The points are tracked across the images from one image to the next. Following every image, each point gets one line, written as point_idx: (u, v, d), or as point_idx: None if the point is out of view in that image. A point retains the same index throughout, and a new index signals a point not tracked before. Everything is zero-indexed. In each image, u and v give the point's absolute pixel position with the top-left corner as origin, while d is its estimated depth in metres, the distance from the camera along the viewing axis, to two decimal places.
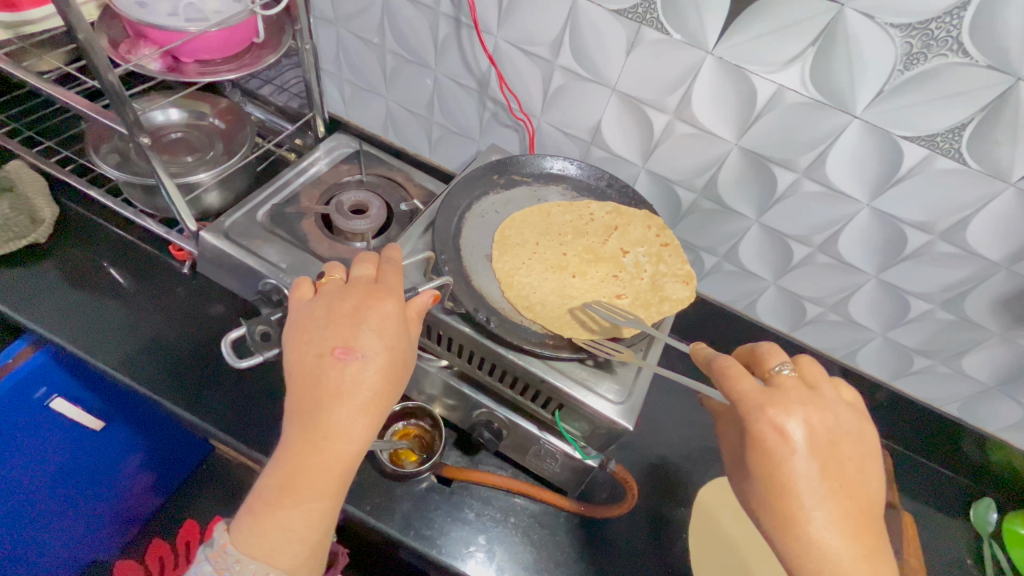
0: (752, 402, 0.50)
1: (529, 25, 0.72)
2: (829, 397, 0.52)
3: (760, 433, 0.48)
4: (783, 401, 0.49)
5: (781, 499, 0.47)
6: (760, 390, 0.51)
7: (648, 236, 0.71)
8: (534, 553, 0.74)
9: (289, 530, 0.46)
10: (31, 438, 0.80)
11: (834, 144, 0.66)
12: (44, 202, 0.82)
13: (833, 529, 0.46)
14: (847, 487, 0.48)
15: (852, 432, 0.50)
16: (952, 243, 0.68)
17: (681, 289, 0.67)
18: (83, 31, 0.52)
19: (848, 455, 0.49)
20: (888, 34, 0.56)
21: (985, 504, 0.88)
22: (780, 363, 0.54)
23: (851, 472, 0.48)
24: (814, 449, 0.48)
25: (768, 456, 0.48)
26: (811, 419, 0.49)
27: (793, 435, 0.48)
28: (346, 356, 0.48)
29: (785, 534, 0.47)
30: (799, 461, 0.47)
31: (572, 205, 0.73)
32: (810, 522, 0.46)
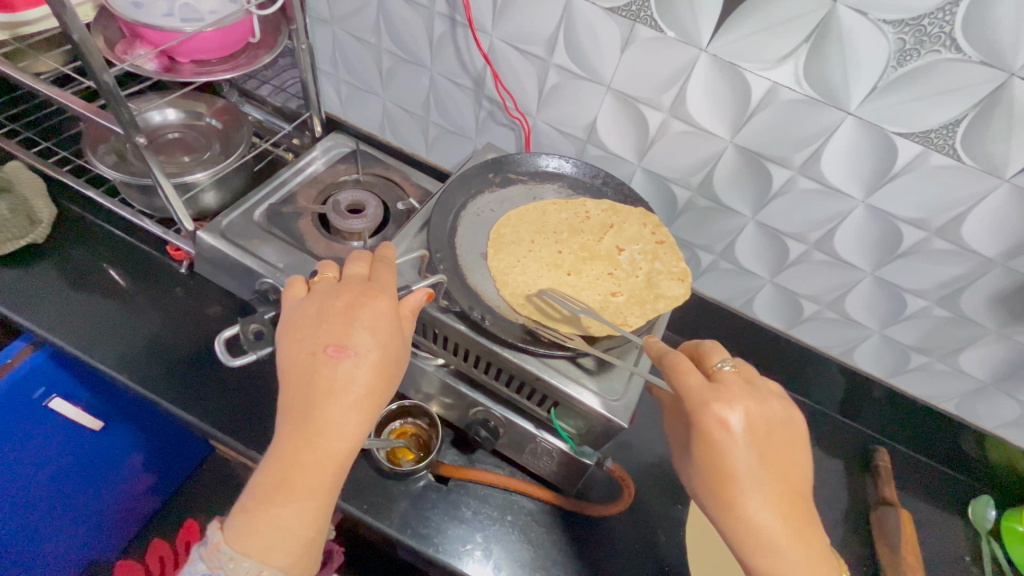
0: (697, 397, 0.51)
1: (523, 23, 0.72)
2: (762, 390, 0.54)
3: (705, 424, 0.50)
4: (726, 393, 0.51)
5: (723, 486, 0.49)
6: (705, 384, 0.52)
7: (643, 233, 0.71)
8: (531, 551, 0.74)
9: (283, 528, 0.46)
10: (30, 438, 0.81)
11: (828, 141, 0.66)
12: (42, 203, 0.83)
13: (770, 512, 0.48)
14: (783, 471, 0.50)
15: (787, 418, 0.53)
16: (948, 239, 0.68)
17: (675, 286, 0.68)
18: (77, 31, 0.53)
19: (785, 440, 0.51)
20: (880, 30, 0.56)
21: (984, 502, 0.88)
22: (721, 359, 0.56)
23: (787, 457, 0.51)
24: (753, 437, 0.50)
25: (712, 446, 0.50)
26: (750, 410, 0.51)
27: (734, 425, 0.50)
28: (339, 354, 0.48)
29: (726, 517, 0.49)
30: (739, 449, 0.49)
31: (567, 203, 0.73)
32: (749, 506, 0.48)
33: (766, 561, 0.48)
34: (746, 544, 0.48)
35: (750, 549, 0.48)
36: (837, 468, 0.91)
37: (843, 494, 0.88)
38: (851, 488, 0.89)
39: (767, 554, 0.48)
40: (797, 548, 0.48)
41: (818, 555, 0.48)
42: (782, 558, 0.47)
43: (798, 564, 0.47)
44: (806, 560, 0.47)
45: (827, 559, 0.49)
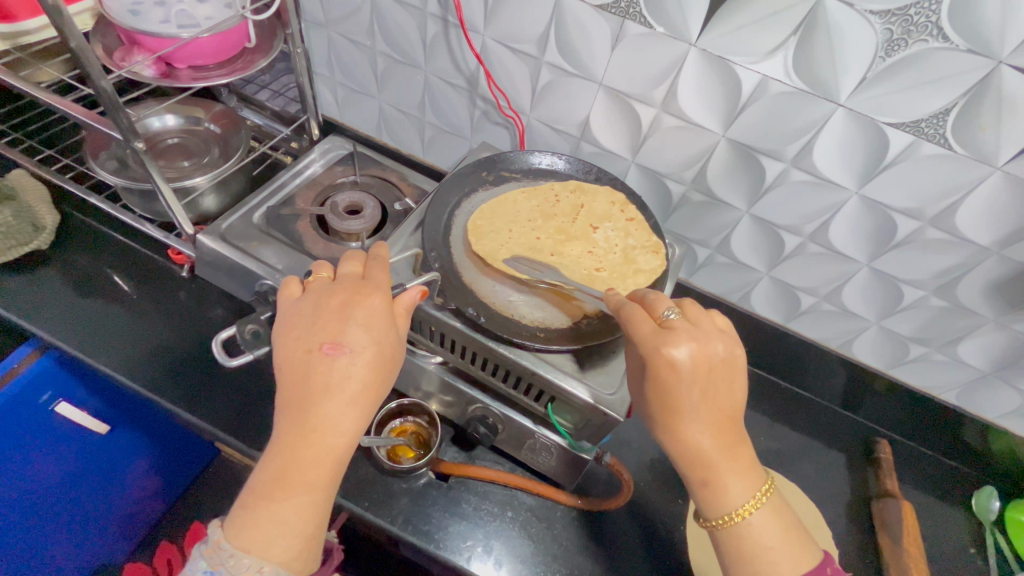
0: (648, 347, 0.52)
1: (514, 22, 0.73)
2: (708, 330, 0.54)
3: (654, 367, 0.51)
4: (673, 338, 0.51)
5: (669, 413, 0.51)
6: (656, 331, 0.53)
7: (611, 210, 0.73)
8: (531, 546, 0.74)
9: (282, 523, 0.46)
10: (39, 442, 0.82)
11: (820, 133, 0.66)
12: (45, 209, 0.84)
13: (706, 432, 0.50)
14: (720, 401, 0.51)
15: (730, 355, 0.53)
16: (942, 229, 0.68)
17: (649, 258, 0.69)
18: (75, 39, 0.54)
19: (726, 375, 0.52)
20: (867, 21, 0.57)
21: (987, 493, 0.88)
22: (670, 310, 0.55)
23: (725, 388, 0.52)
24: (696, 375, 0.50)
25: (661, 385, 0.51)
26: (696, 351, 0.51)
27: (680, 365, 0.50)
28: (334, 351, 0.49)
29: (669, 437, 0.52)
30: (684, 386, 0.50)
31: (533, 189, 0.74)
32: (688, 426, 0.50)
33: (699, 471, 0.50)
34: (683, 458, 0.51)
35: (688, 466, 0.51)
36: (840, 462, 0.91)
37: (844, 488, 0.88)
38: (854, 482, 0.89)
39: (700, 466, 0.50)
40: (726, 460, 0.50)
41: (744, 466, 0.51)
42: (715, 470, 0.50)
43: (728, 472, 0.50)
44: (736, 471, 0.50)
45: (754, 470, 0.51)
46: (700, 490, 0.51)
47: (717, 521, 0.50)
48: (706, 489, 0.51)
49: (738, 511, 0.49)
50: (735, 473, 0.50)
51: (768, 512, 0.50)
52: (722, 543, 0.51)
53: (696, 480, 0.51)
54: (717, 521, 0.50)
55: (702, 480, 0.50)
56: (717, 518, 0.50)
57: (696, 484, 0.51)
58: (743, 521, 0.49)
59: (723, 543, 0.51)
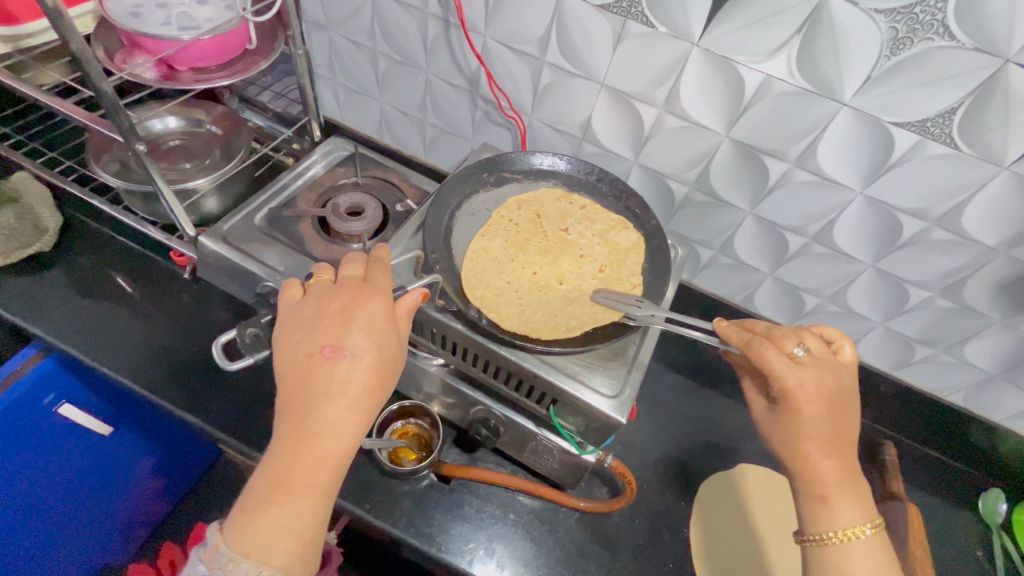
0: (783, 377, 0.51)
1: (514, 23, 0.73)
2: (833, 364, 0.54)
3: (779, 390, 0.52)
4: (805, 368, 0.52)
5: (791, 433, 0.52)
6: (789, 366, 0.52)
7: (567, 207, 0.74)
8: (534, 549, 0.74)
9: (282, 528, 0.46)
10: (43, 444, 0.82)
11: (824, 133, 0.65)
12: (47, 211, 0.84)
13: (828, 455, 0.51)
14: (841, 429, 0.52)
15: (854, 389, 0.55)
16: (948, 229, 0.67)
17: (627, 234, 0.71)
18: (75, 42, 0.53)
19: (849, 408, 0.53)
20: (872, 20, 0.56)
21: (994, 495, 0.87)
22: (797, 344, 0.54)
23: (845, 418, 0.52)
24: (822, 404, 0.51)
25: (788, 408, 0.52)
26: (825, 382, 0.52)
27: (811, 393, 0.51)
28: (335, 355, 0.49)
29: (788, 451, 0.53)
30: (814, 411, 0.51)
31: (488, 227, 0.71)
32: (814, 449, 0.51)
33: (814, 486, 0.52)
34: (799, 473, 0.52)
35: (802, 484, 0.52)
36: None
37: None
38: None
39: (817, 482, 0.51)
40: (843, 484, 0.51)
41: (861, 496, 0.51)
42: (832, 489, 0.51)
43: (844, 494, 0.51)
44: (850, 497, 0.51)
45: (868, 503, 0.51)
46: (812, 508, 0.52)
47: (818, 538, 0.51)
48: (817, 504, 0.51)
49: (843, 532, 0.49)
50: (847, 498, 0.51)
51: (878, 548, 0.49)
52: (813, 560, 0.51)
53: (809, 495, 0.52)
54: (814, 537, 0.51)
55: (817, 495, 0.52)
56: (816, 533, 0.51)
57: (808, 499, 0.52)
58: (845, 545, 0.49)
59: (814, 561, 0.50)
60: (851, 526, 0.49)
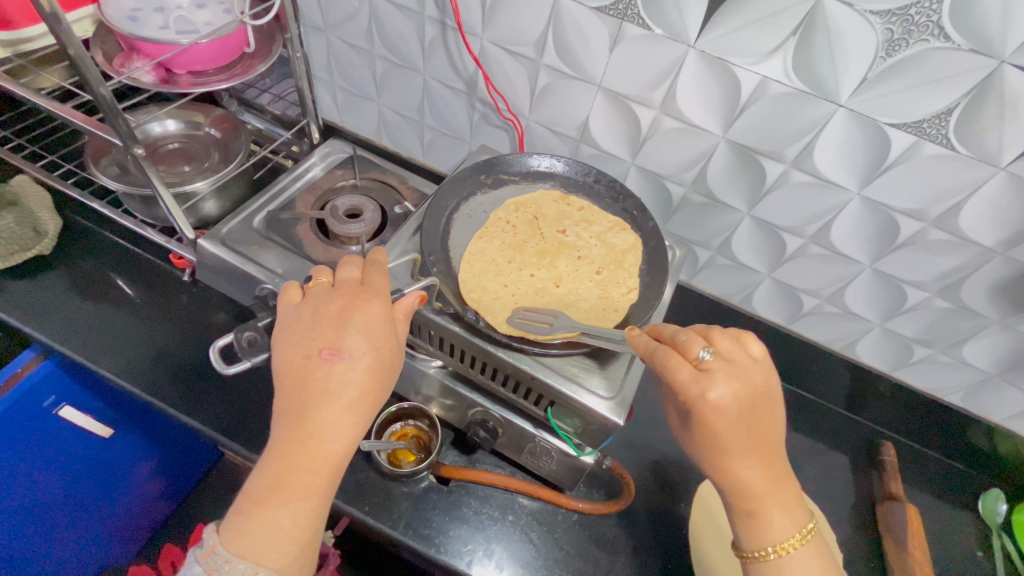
0: (687, 389, 0.50)
1: (512, 25, 0.73)
2: (743, 364, 0.52)
3: (688, 403, 0.50)
4: (712, 375, 0.50)
5: (708, 444, 0.51)
6: (694, 376, 0.50)
7: (564, 209, 0.75)
8: (532, 550, 0.74)
9: (278, 530, 0.46)
10: (44, 447, 0.82)
11: (820, 135, 0.65)
12: (47, 214, 0.84)
13: (749, 465, 0.50)
14: (763, 432, 0.51)
15: (773, 384, 0.53)
16: (946, 230, 0.67)
17: (625, 236, 0.72)
18: (73, 46, 0.54)
19: (768, 407, 0.52)
20: (867, 21, 0.56)
21: (994, 496, 0.87)
22: (702, 348, 0.53)
23: (766, 419, 0.52)
24: (736, 413, 0.49)
25: (699, 420, 0.50)
26: (737, 388, 0.50)
27: (720, 403, 0.49)
28: (333, 357, 0.49)
29: (712, 463, 0.52)
30: (727, 422, 0.49)
31: (485, 230, 0.71)
32: (734, 460, 0.50)
33: (742, 500, 0.51)
34: (727, 488, 0.52)
35: (731, 497, 0.52)
36: (844, 464, 0.91)
37: (849, 491, 0.88)
38: (858, 485, 0.88)
39: (746, 497, 0.51)
40: (771, 492, 0.51)
41: (790, 503, 0.51)
42: (760, 502, 0.51)
43: (772, 505, 0.51)
44: (779, 504, 0.51)
45: (799, 508, 0.52)
46: (743, 522, 0.52)
47: (756, 554, 0.51)
48: (748, 519, 0.51)
49: (777, 549, 0.50)
50: (777, 509, 0.51)
51: (810, 553, 0.50)
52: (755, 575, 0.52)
53: (739, 509, 0.52)
54: (752, 555, 0.51)
55: (745, 510, 0.51)
56: (753, 550, 0.51)
57: (738, 513, 0.52)
58: (782, 560, 0.50)
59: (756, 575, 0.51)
60: (783, 541, 0.50)
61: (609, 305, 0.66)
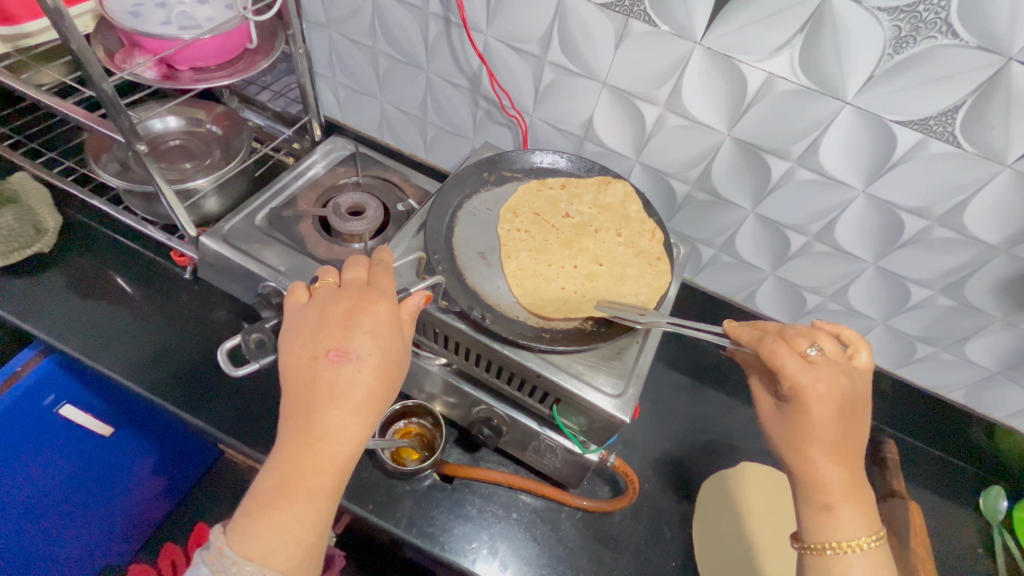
0: (793, 375, 0.51)
1: (516, 22, 0.73)
2: (849, 368, 0.53)
3: (791, 388, 0.51)
4: (819, 368, 0.52)
5: (797, 432, 0.52)
6: (805, 367, 0.51)
7: (553, 193, 0.75)
8: (536, 548, 0.74)
9: (286, 532, 0.46)
10: (43, 446, 0.82)
11: (826, 132, 0.65)
12: (46, 212, 0.84)
13: (832, 461, 0.51)
14: (851, 435, 0.52)
15: (868, 396, 0.54)
16: (950, 228, 0.67)
17: (615, 189, 0.75)
18: (76, 42, 0.53)
19: (860, 413, 0.53)
20: (875, 18, 0.56)
21: (994, 492, 0.87)
22: (810, 343, 0.54)
23: (856, 424, 0.52)
24: (836, 406, 0.51)
25: (796, 407, 0.52)
26: (842, 386, 0.51)
27: (824, 394, 0.50)
28: (340, 358, 0.49)
29: (794, 453, 0.52)
30: (826, 414, 0.50)
31: (507, 247, 0.68)
32: (819, 452, 0.51)
33: (818, 494, 0.51)
34: (804, 479, 0.52)
35: (805, 489, 0.52)
36: None
37: None
38: None
39: (822, 490, 0.51)
40: (850, 492, 0.51)
41: (864, 507, 0.51)
42: (836, 498, 0.51)
43: (848, 505, 0.51)
44: (855, 505, 0.51)
45: (872, 513, 0.51)
46: (813, 513, 0.51)
47: (821, 547, 0.50)
48: (822, 513, 0.51)
49: (845, 544, 0.49)
50: (851, 508, 0.51)
51: (878, 560, 0.49)
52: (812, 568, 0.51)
53: (812, 502, 0.52)
54: (814, 547, 0.50)
55: (821, 503, 0.51)
56: (816, 543, 0.50)
57: (810, 506, 0.52)
58: (845, 557, 0.49)
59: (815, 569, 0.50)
60: (853, 538, 0.49)
61: (649, 257, 0.70)
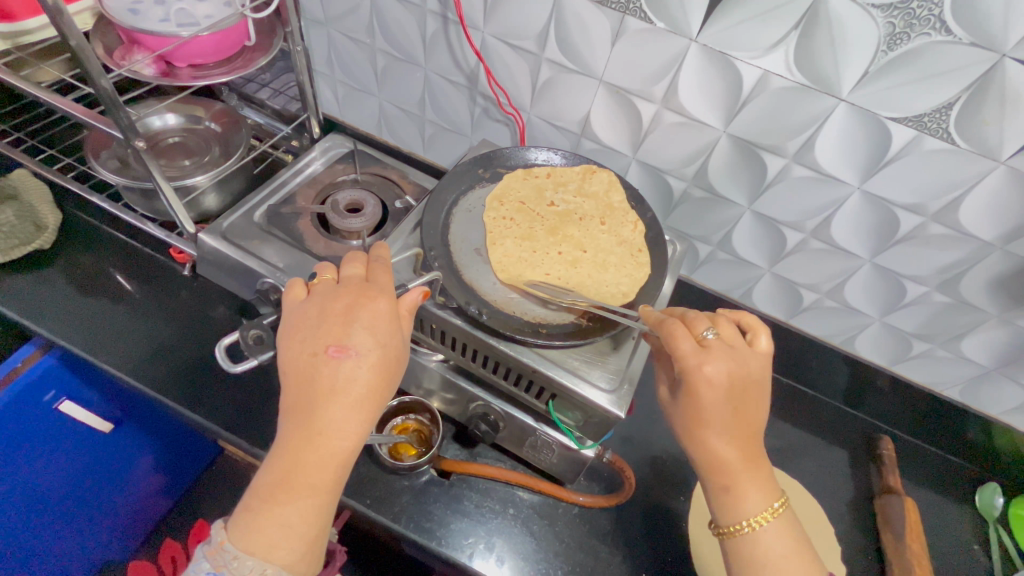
0: (686, 358, 0.52)
1: (513, 19, 0.73)
2: (742, 351, 0.54)
3: (684, 373, 0.52)
4: (710, 351, 0.52)
5: (693, 417, 0.53)
6: (696, 349, 0.52)
7: (539, 182, 0.76)
8: (533, 543, 0.74)
9: (287, 526, 0.46)
10: (43, 442, 0.82)
11: (821, 129, 0.66)
12: (47, 209, 0.84)
13: (729, 441, 0.52)
14: (746, 415, 0.53)
15: (764, 376, 0.55)
16: (945, 224, 0.67)
17: (598, 177, 0.75)
18: (74, 38, 0.53)
19: (754, 393, 0.53)
20: (869, 15, 0.56)
21: (991, 489, 0.88)
22: (707, 327, 0.55)
23: (750, 405, 0.53)
24: (726, 388, 0.51)
25: (688, 392, 0.52)
26: (730, 367, 0.52)
27: (713, 377, 0.51)
28: (339, 354, 0.49)
29: (692, 438, 0.53)
30: (715, 396, 0.51)
31: (493, 234, 0.69)
32: (713, 433, 0.52)
33: (719, 476, 0.52)
34: (704, 462, 0.53)
35: (708, 471, 0.53)
36: (841, 459, 0.91)
37: (847, 485, 0.88)
38: (856, 479, 0.89)
39: (721, 471, 0.52)
40: (745, 468, 0.52)
41: (762, 480, 0.52)
42: (735, 477, 0.52)
43: (746, 481, 0.52)
44: (753, 481, 0.52)
45: (770, 483, 0.53)
46: (718, 495, 0.53)
47: (729, 528, 0.52)
48: (724, 495, 0.52)
49: (751, 521, 0.51)
50: (751, 485, 0.52)
51: (782, 529, 0.51)
52: (729, 550, 0.52)
53: (715, 486, 0.53)
54: (727, 530, 0.52)
55: (721, 485, 0.52)
56: (729, 525, 0.52)
57: (714, 489, 0.53)
58: (755, 534, 0.51)
59: (732, 552, 0.52)
60: (756, 515, 0.51)
61: (631, 247, 0.71)
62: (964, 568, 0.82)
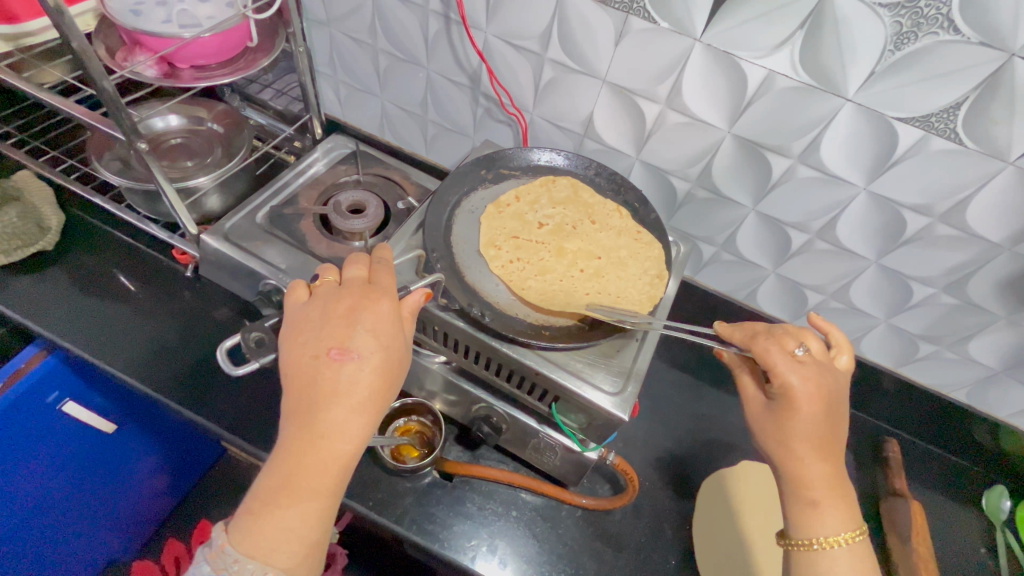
0: (782, 370, 0.52)
1: (516, 19, 0.73)
2: (830, 369, 0.55)
3: (780, 386, 0.53)
4: (805, 366, 0.53)
5: (784, 431, 0.53)
6: (792, 363, 0.53)
7: (514, 209, 0.72)
8: (536, 546, 0.74)
9: (288, 530, 0.46)
10: (46, 442, 0.82)
11: (826, 129, 0.65)
12: (50, 210, 0.84)
13: (818, 458, 0.52)
14: (832, 434, 0.53)
15: (846, 398, 0.56)
16: (952, 225, 0.67)
17: (561, 184, 0.75)
18: (76, 40, 0.53)
19: (838, 412, 0.54)
20: (876, 14, 0.56)
21: (998, 492, 0.86)
22: (797, 343, 0.56)
23: (836, 424, 0.54)
24: (820, 404, 0.52)
25: (785, 403, 0.53)
26: (822, 383, 0.53)
27: (807, 389, 0.52)
28: (342, 357, 0.49)
29: (777, 449, 0.53)
30: (811, 410, 0.52)
31: (513, 281, 0.65)
32: (802, 448, 0.52)
33: (803, 490, 0.52)
34: (788, 476, 0.53)
35: (789, 484, 0.53)
36: (846, 461, 0.91)
37: (853, 488, 0.87)
38: (861, 481, 0.88)
39: (808, 485, 0.52)
40: (832, 487, 0.52)
41: (847, 502, 0.52)
42: (820, 493, 0.52)
43: (832, 500, 0.52)
44: (837, 501, 0.52)
45: (853, 508, 0.53)
46: (798, 509, 0.52)
47: (806, 542, 0.51)
48: (807, 509, 0.52)
49: (829, 538, 0.50)
50: (834, 504, 0.52)
51: (860, 555, 0.50)
52: (796, 564, 0.52)
53: (799, 499, 0.53)
54: (800, 543, 0.51)
55: (806, 499, 0.52)
56: (802, 538, 0.52)
57: (796, 503, 0.53)
58: (830, 553, 0.50)
59: (801, 566, 0.51)
60: (836, 533, 0.51)
61: (630, 233, 0.72)
62: (972, 571, 0.81)
